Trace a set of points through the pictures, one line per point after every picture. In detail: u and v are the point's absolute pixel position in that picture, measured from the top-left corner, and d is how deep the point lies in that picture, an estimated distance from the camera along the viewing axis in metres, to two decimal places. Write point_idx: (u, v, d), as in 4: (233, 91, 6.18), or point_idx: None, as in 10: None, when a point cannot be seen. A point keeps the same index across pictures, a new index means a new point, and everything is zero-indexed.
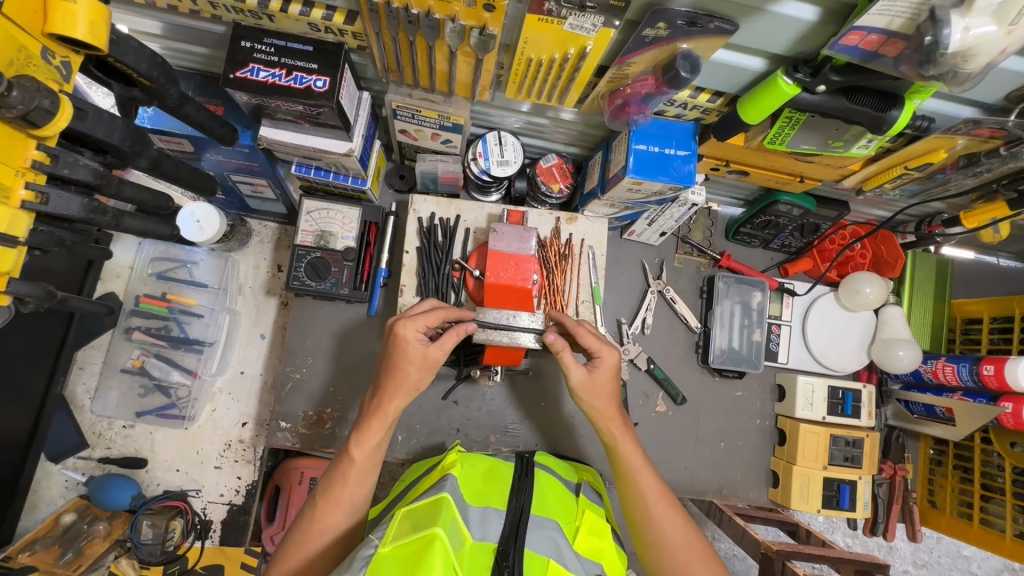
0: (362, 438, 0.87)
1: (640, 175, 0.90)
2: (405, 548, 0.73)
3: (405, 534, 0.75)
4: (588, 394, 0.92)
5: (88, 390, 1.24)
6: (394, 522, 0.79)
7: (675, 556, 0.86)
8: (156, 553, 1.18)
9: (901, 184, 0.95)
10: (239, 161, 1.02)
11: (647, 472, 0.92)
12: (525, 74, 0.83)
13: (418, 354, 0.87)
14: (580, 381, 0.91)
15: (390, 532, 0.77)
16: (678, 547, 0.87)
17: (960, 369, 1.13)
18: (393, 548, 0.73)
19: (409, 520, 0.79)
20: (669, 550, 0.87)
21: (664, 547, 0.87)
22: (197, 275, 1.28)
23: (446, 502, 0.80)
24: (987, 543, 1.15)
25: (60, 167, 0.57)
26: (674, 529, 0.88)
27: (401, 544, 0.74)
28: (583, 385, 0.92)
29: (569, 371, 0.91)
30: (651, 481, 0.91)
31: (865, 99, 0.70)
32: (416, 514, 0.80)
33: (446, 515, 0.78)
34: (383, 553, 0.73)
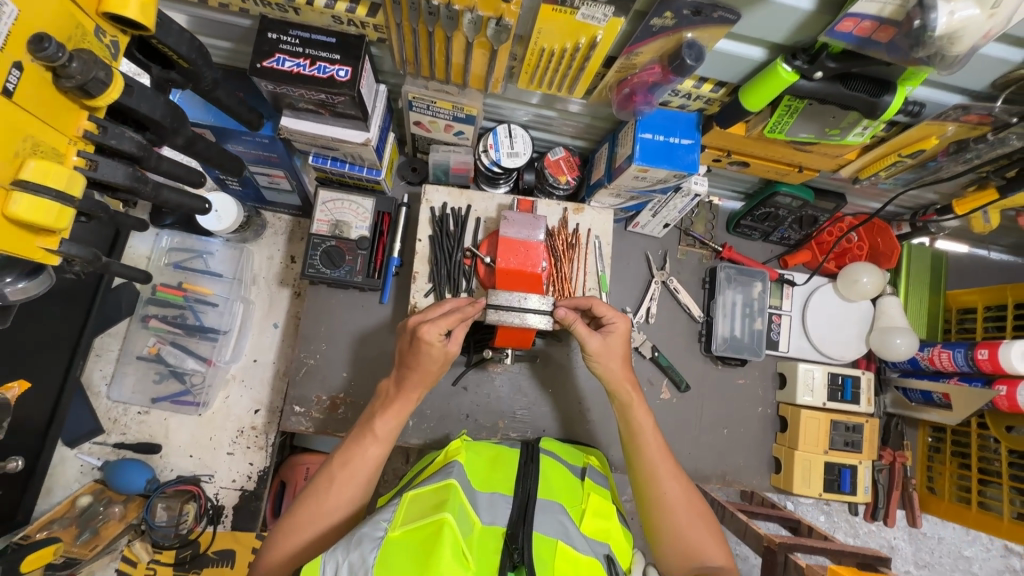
0: (386, 407, 0.93)
1: (646, 163, 0.93)
2: (415, 531, 0.75)
3: (414, 518, 0.78)
4: (600, 360, 0.96)
5: (104, 376, 1.27)
6: (401, 507, 0.81)
7: (678, 519, 0.90)
8: (170, 536, 1.20)
9: (895, 172, 1.00)
10: (259, 151, 1.06)
11: (656, 442, 0.95)
12: (537, 65, 0.87)
13: (442, 351, 0.91)
14: (596, 347, 0.96)
15: (398, 517, 0.79)
16: (683, 510, 0.90)
17: (956, 355, 1.17)
18: (404, 532, 0.75)
19: (417, 505, 0.81)
20: (672, 513, 0.90)
21: (668, 512, 0.90)
22: (213, 265, 1.32)
23: (454, 489, 0.83)
24: (986, 526, 1.18)
25: (108, 137, 0.61)
26: (679, 494, 0.91)
27: (412, 527, 0.76)
28: (598, 351, 0.96)
29: (584, 339, 0.95)
30: (659, 448, 0.95)
31: (859, 85, 0.75)
32: (425, 498, 0.82)
33: (455, 501, 0.80)
34: (393, 537, 0.75)
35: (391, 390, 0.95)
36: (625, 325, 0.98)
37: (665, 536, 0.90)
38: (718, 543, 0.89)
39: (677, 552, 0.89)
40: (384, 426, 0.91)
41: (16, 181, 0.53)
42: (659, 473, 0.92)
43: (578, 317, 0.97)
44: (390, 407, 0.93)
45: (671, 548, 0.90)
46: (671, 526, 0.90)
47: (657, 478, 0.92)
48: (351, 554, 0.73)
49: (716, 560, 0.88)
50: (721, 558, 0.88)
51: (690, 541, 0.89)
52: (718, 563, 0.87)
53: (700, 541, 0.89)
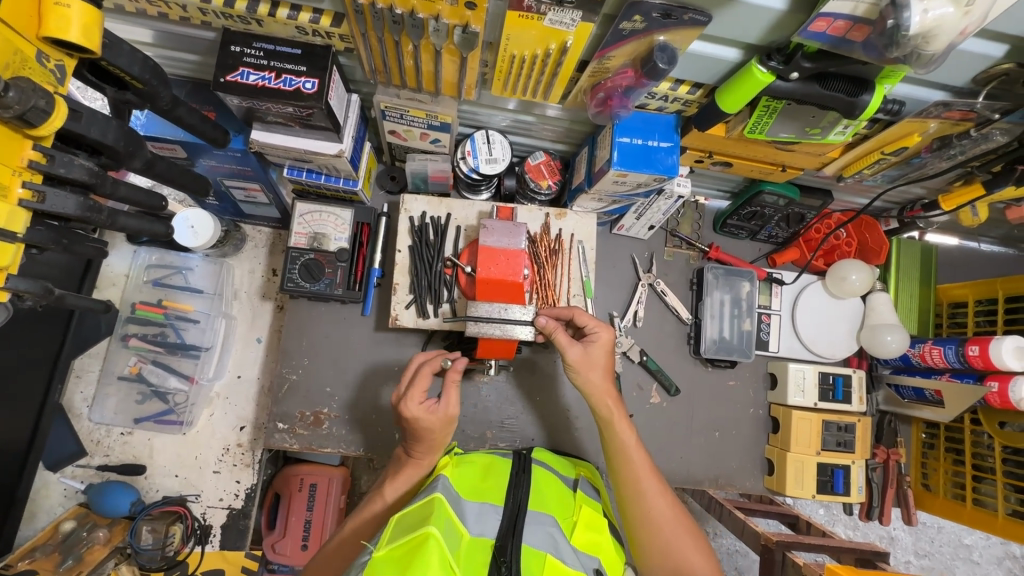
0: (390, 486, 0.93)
1: (625, 168, 0.92)
2: (399, 549, 0.73)
3: (399, 536, 0.76)
4: (580, 372, 0.95)
5: (86, 398, 1.25)
6: (387, 528, 0.79)
7: (665, 535, 0.89)
8: (157, 559, 1.18)
9: (880, 170, 0.98)
10: (231, 165, 1.03)
11: (640, 457, 0.93)
12: (508, 71, 0.85)
13: (439, 416, 0.88)
14: (577, 357, 0.94)
15: (384, 536, 0.77)
16: (667, 525, 0.89)
17: (947, 351, 1.16)
18: (388, 551, 0.74)
19: (403, 523, 0.79)
20: (658, 529, 0.89)
21: (654, 528, 0.89)
22: (193, 281, 1.29)
23: (439, 502, 0.80)
24: (981, 523, 1.17)
25: (56, 166, 0.58)
26: (665, 510, 0.90)
27: (396, 545, 0.74)
28: (579, 361, 0.95)
29: (564, 348, 0.94)
30: (644, 465, 0.93)
31: (837, 84, 0.73)
32: (411, 516, 0.80)
33: (440, 514, 0.78)
34: (377, 557, 0.73)
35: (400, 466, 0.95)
36: (609, 334, 0.98)
37: (652, 551, 0.89)
38: (704, 555, 0.89)
39: (664, 566, 0.88)
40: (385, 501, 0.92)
41: None
42: (645, 490, 0.91)
43: (559, 326, 0.96)
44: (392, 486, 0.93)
45: (657, 561, 0.89)
46: (657, 542, 0.89)
47: (643, 495, 0.91)
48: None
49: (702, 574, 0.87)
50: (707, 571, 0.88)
51: (676, 557, 0.88)
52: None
53: (686, 554, 0.88)
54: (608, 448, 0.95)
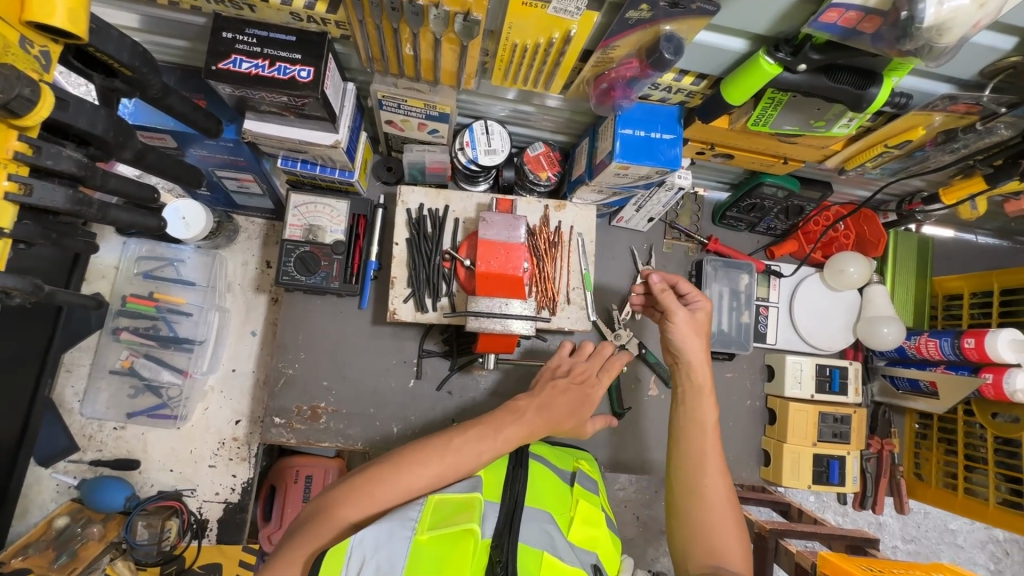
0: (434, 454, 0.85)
1: (627, 160, 0.90)
2: (444, 537, 0.73)
3: (445, 522, 0.75)
4: (678, 338, 0.99)
5: (77, 392, 1.22)
6: (427, 508, 0.77)
7: (713, 512, 0.87)
8: (153, 554, 1.16)
9: (882, 162, 0.97)
10: (223, 156, 1.01)
11: (708, 434, 0.93)
12: (509, 60, 0.83)
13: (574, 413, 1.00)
14: (682, 320, 0.99)
15: (427, 515, 0.76)
16: (718, 505, 0.87)
17: (942, 344, 1.16)
18: (431, 540, 0.73)
19: (449, 506, 0.78)
20: (706, 503, 0.87)
21: (702, 500, 0.88)
22: (185, 273, 1.27)
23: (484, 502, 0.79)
24: (972, 511, 1.19)
25: (44, 158, 0.56)
26: (719, 488, 0.89)
27: (443, 531, 0.74)
28: (685, 324, 0.99)
29: (671, 310, 0.99)
30: (709, 442, 0.93)
31: (845, 77, 0.72)
32: (451, 503, 0.79)
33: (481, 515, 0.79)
34: (418, 542, 0.73)
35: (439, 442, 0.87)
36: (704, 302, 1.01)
37: (691, 526, 0.86)
38: (743, 550, 0.84)
39: (699, 545, 0.84)
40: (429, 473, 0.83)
41: None
42: (706, 464, 0.90)
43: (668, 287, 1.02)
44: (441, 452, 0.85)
45: (692, 539, 0.86)
46: (699, 516, 0.87)
47: (702, 467, 0.90)
48: (379, 553, 0.70)
49: (733, 564, 0.82)
50: (739, 564, 0.82)
51: (713, 536, 0.85)
52: (735, 568, 0.82)
53: (723, 540, 0.84)
54: (681, 421, 0.96)
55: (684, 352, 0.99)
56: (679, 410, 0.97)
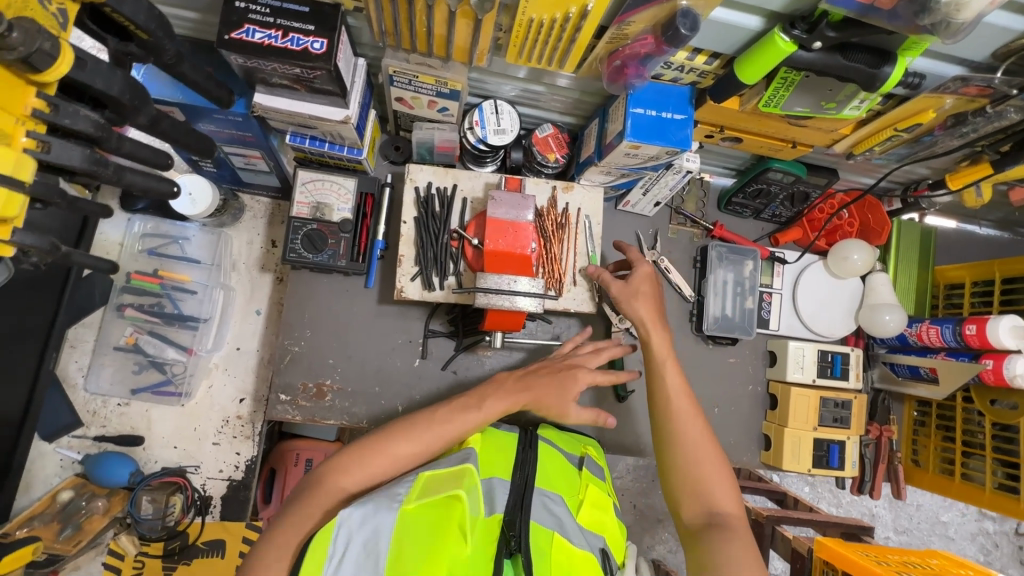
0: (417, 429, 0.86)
1: (638, 139, 0.91)
2: (433, 505, 0.73)
3: (433, 492, 0.75)
4: (627, 303, 1.00)
5: (81, 368, 1.22)
6: (416, 484, 0.78)
7: (689, 456, 0.88)
8: (157, 529, 1.18)
9: (890, 147, 0.98)
10: (231, 130, 1.00)
11: (675, 383, 0.93)
12: (523, 35, 0.83)
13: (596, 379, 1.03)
14: (619, 289, 1.01)
15: (414, 489, 0.76)
16: (695, 450, 0.88)
17: (944, 331, 1.18)
18: (419, 506, 0.73)
19: (438, 479, 0.78)
20: (685, 451, 0.88)
21: (682, 450, 0.88)
22: (189, 251, 1.27)
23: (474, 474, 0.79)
24: (969, 497, 1.21)
25: (61, 117, 0.56)
26: (696, 433, 0.89)
27: (431, 499, 0.74)
28: (622, 292, 1.01)
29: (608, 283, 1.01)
30: (678, 392, 0.93)
31: (860, 55, 0.72)
32: (440, 475, 0.79)
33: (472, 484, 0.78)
34: (408, 510, 0.73)
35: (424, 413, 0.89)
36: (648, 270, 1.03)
37: (675, 474, 0.88)
38: (727, 489, 0.86)
39: (687, 491, 0.86)
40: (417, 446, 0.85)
41: None
42: (676, 412, 0.91)
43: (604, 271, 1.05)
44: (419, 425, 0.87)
45: (679, 489, 0.87)
46: (684, 464, 0.87)
47: (673, 416, 0.91)
48: (368, 527, 0.69)
49: (725, 507, 0.84)
50: (730, 505, 0.85)
51: (701, 482, 0.86)
52: (726, 511, 0.84)
53: (708, 480, 0.86)
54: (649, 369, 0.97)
55: (631, 317, 1.00)
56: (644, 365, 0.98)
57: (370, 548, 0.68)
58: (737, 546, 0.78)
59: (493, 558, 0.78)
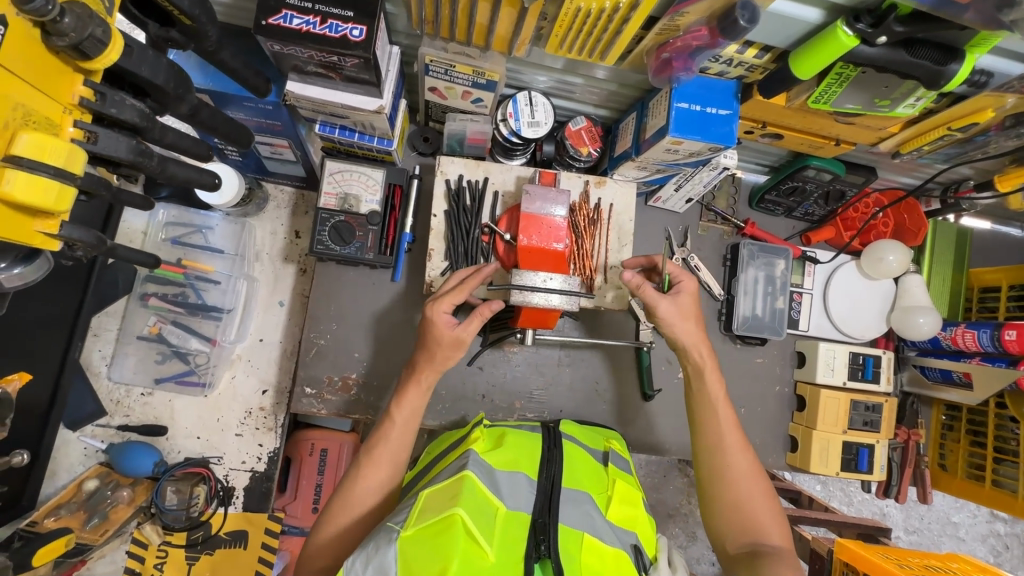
0: (401, 401, 0.94)
1: (681, 135, 0.88)
2: (429, 529, 0.74)
3: (428, 514, 0.76)
4: (674, 325, 0.92)
5: (104, 357, 1.21)
6: (416, 505, 0.79)
7: (737, 487, 0.89)
8: (181, 519, 1.19)
9: (939, 147, 0.95)
10: (261, 119, 0.98)
11: (723, 414, 0.93)
12: (569, 26, 0.80)
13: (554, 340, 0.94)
14: (667, 311, 0.92)
15: (413, 514, 0.77)
16: (742, 481, 0.89)
17: (981, 336, 1.15)
18: (419, 530, 0.74)
19: (434, 499, 0.79)
20: (734, 484, 0.89)
21: (733, 482, 0.89)
22: (213, 241, 1.25)
23: (468, 483, 0.80)
24: (998, 503, 1.19)
25: (108, 106, 0.55)
26: (745, 466, 0.90)
27: (426, 524, 0.75)
28: (669, 314, 0.92)
29: (654, 303, 0.91)
30: (727, 424, 0.92)
31: (925, 52, 0.69)
32: (440, 492, 0.80)
33: (471, 496, 0.78)
34: (408, 536, 0.74)
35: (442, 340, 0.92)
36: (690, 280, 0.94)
37: (722, 506, 0.89)
38: (775, 521, 0.88)
39: (733, 522, 0.88)
40: (409, 418, 0.93)
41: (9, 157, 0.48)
42: (726, 444, 0.91)
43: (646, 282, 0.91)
44: (406, 396, 0.94)
45: (726, 520, 0.88)
46: (731, 495, 0.89)
47: (723, 448, 0.91)
48: (372, 565, 0.71)
49: (772, 539, 0.86)
50: (777, 537, 0.86)
51: (750, 514, 0.87)
52: (774, 542, 0.86)
53: (757, 513, 0.87)
54: (692, 399, 0.96)
55: (679, 340, 0.93)
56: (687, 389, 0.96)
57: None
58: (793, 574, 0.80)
59: (521, 561, 0.77)
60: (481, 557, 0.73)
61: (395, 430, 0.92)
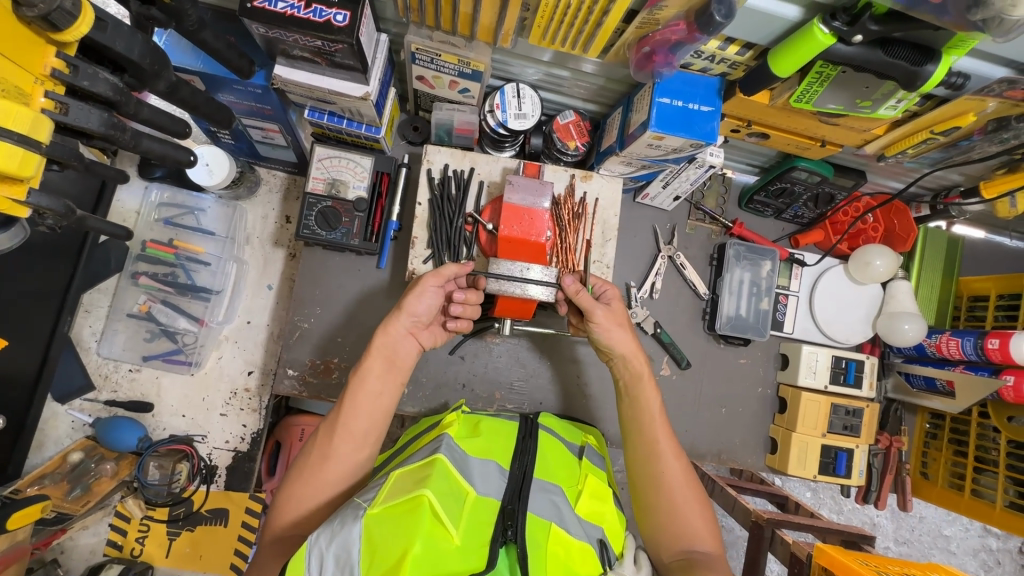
0: (366, 370, 0.88)
1: (662, 130, 0.88)
2: (398, 508, 0.71)
3: (396, 494, 0.73)
4: (610, 331, 0.96)
5: (94, 333, 1.24)
6: (385, 485, 0.76)
7: (673, 495, 0.88)
8: (162, 494, 1.22)
9: (923, 150, 0.95)
10: (251, 103, 0.99)
11: (654, 418, 0.93)
12: (551, 17, 0.81)
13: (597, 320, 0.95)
14: (602, 315, 0.95)
15: (381, 493, 0.74)
16: (678, 488, 0.88)
17: (965, 343, 1.15)
18: (385, 509, 0.71)
19: (402, 480, 0.76)
20: (669, 491, 0.88)
21: (668, 488, 0.88)
22: (205, 223, 1.28)
23: (440, 465, 0.78)
24: (977, 513, 1.19)
25: (80, 78, 0.57)
26: (678, 469, 0.89)
27: (393, 503, 0.72)
28: (606, 319, 0.96)
29: (591, 306, 0.94)
30: (659, 429, 0.93)
31: (902, 52, 0.69)
32: (409, 475, 0.77)
33: (440, 477, 0.76)
34: (373, 513, 0.70)
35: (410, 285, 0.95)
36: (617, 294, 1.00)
37: (658, 515, 0.88)
38: (709, 528, 0.86)
39: (666, 531, 0.87)
40: (375, 388, 0.87)
41: None
42: (659, 449, 0.91)
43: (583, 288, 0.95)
44: (368, 374, 0.88)
45: (662, 529, 0.87)
46: (666, 504, 0.88)
47: (656, 454, 0.90)
48: (335, 544, 0.68)
49: (705, 545, 0.85)
50: (710, 543, 0.85)
51: (684, 519, 0.86)
52: (707, 548, 0.85)
53: (691, 522, 0.86)
54: (625, 412, 0.97)
55: (614, 346, 0.97)
56: (625, 402, 0.97)
57: (342, 562, 0.67)
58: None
59: (487, 547, 0.74)
60: (447, 540, 0.70)
61: (358, 404, 0.86)
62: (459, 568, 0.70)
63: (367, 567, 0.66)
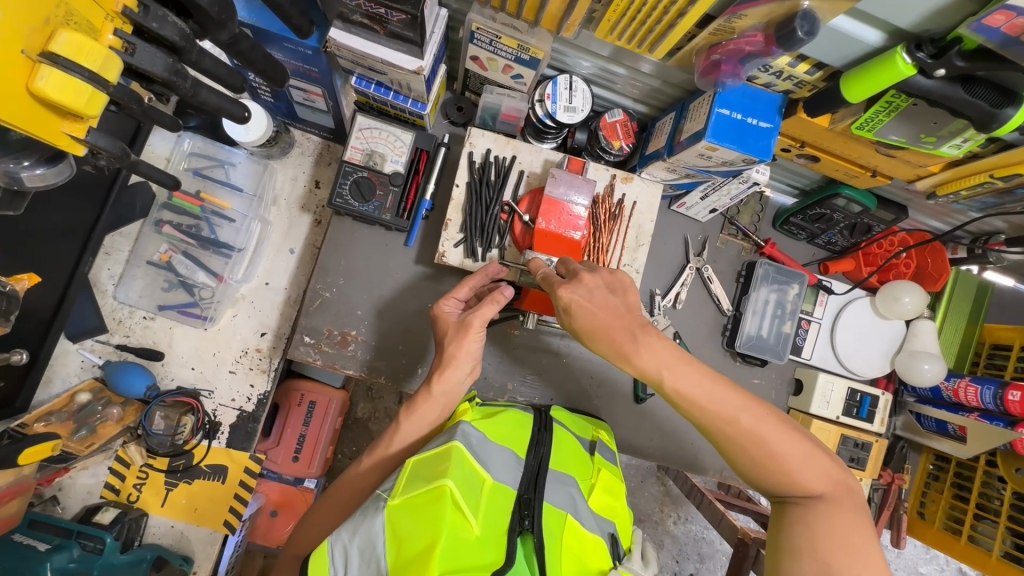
0: (450, 359, 0.90)
1: (717, 141, 0.86)
2: (417, 500, 0.71)
3: (415, 484, 0.73)
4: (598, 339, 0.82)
5: (112, 276, 1.23)
6: (402, 474, 0.76)
7: (751, 450, 0.77)
8: (165, 445, 1.22)
9: (978, 193, 0.94)
10: (298, 63, 0.95)
11: (701, 382, 0.78)
12: (622, 13, 0.79)
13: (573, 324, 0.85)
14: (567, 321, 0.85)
15: (400, 482, 0.75)
16: (755, 439, 0.77)
17: (984, 391, 1.13)
18: (404, 501, 0.71)
19: (421, 468, 0.76)
20: (746, 451, 0.77)
21: (751, 453, 0.77)
22: (233, 177, 1.26)
23: (457, 452, 0.76)
24: (972, 559, 1.19)
25: (149, 19, 0.58)
26: (756, 430, 0.77)
27: (413, 495, 0.71)
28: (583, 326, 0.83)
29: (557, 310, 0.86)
30: (713, 393, 0.78)
31: (982, 91, 0.68)
32: (427, 463, 0.76)
33: (459, 465, 0.75)
34: (394, 506, 0.71)
35: (450, 328, 0.91)
36: (599, 286, 0.83)
37: (749, 463, 0.78)
38: (807, 462, 0.76)
39: (766, 476, 0.78)
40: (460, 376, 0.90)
41: (47, 53, 0.53)
42: (725, 418, 0.77)
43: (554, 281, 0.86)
44: (418, 406, 0.90)
45: (759, 474, 0.78)
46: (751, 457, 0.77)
47: (723, 425, 0.78)
48: (358, 537, 0.69)
49: (813, 485, 0.76)
50: (817, 482, 0.76)
51: (776, 472, 0.76)
52: (816, 488, 0.76)
53: (785, 461, 0.76)
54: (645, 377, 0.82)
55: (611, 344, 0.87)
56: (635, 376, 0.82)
57: (367, 555, 0.68)
58: (834, 529, 0.72)
59: (505, 535, 0.76)
60: (468, 530, 0.71)
61: (435, 393, 0.90)
62: (478, 559, 0.71)
63: (393, 560, 0.67)
